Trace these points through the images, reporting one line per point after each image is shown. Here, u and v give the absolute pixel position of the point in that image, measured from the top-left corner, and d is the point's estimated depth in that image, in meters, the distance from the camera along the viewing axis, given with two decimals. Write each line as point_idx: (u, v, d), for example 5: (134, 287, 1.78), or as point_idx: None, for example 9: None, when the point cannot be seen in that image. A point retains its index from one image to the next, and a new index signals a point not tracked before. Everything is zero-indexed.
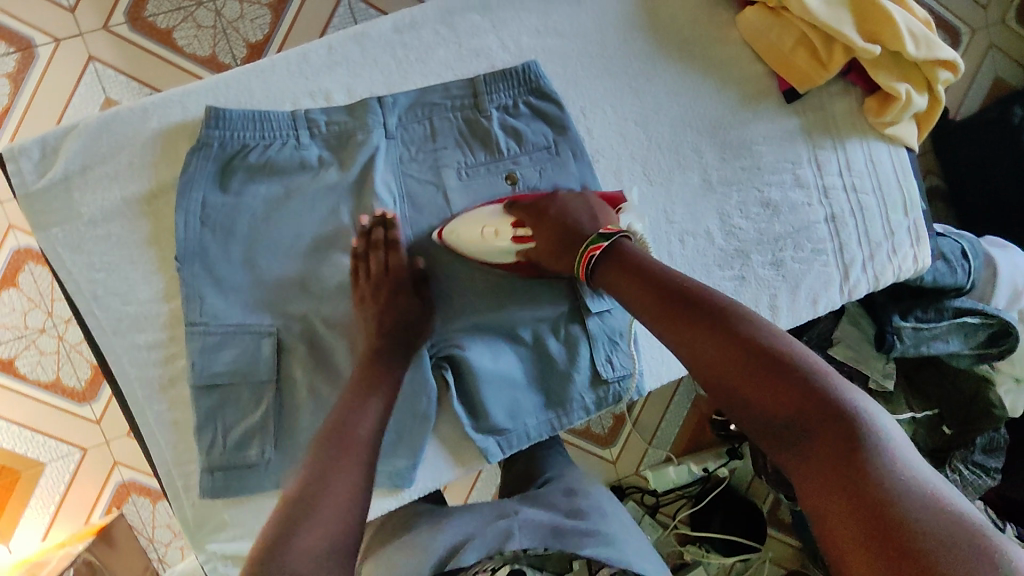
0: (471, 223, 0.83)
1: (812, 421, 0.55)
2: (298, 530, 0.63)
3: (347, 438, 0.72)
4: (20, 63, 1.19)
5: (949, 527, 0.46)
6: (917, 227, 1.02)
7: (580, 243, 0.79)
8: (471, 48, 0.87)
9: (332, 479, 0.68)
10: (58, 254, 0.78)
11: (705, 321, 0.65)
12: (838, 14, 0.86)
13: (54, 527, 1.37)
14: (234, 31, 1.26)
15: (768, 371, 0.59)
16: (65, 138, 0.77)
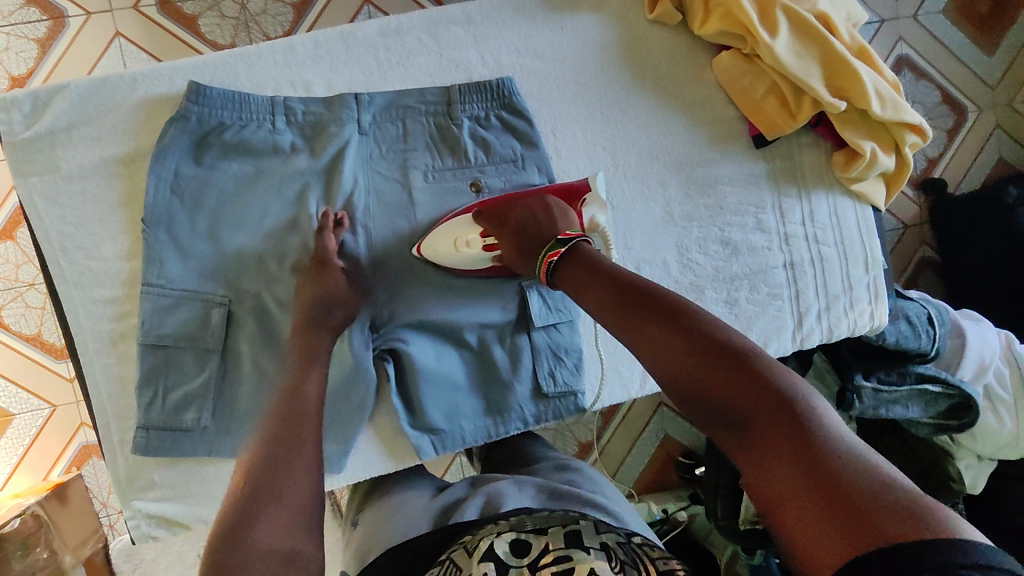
0: (443, 236, 0.87)
1: (757, 403, 0.53)
2: (263, 510, 0.61)
3: (297, 424, 0.72)
4: (50, 30, 1.25)
5: (881, 488, 0.44)
6: (876, 285, 1.03)
7: (540, 248, 0.80)
8: (451, 59, 0.91)
9: (290, 462, 0.67)
10: (34, 203, 0.82)
11: (654, 316, 0.64)
12: (807, 66, 0.89)
13: (14, 478, 1.40)
14: (255, 25, 1.32)
15: (717, 359, 0.57)
16: (55, 95, 0.81)
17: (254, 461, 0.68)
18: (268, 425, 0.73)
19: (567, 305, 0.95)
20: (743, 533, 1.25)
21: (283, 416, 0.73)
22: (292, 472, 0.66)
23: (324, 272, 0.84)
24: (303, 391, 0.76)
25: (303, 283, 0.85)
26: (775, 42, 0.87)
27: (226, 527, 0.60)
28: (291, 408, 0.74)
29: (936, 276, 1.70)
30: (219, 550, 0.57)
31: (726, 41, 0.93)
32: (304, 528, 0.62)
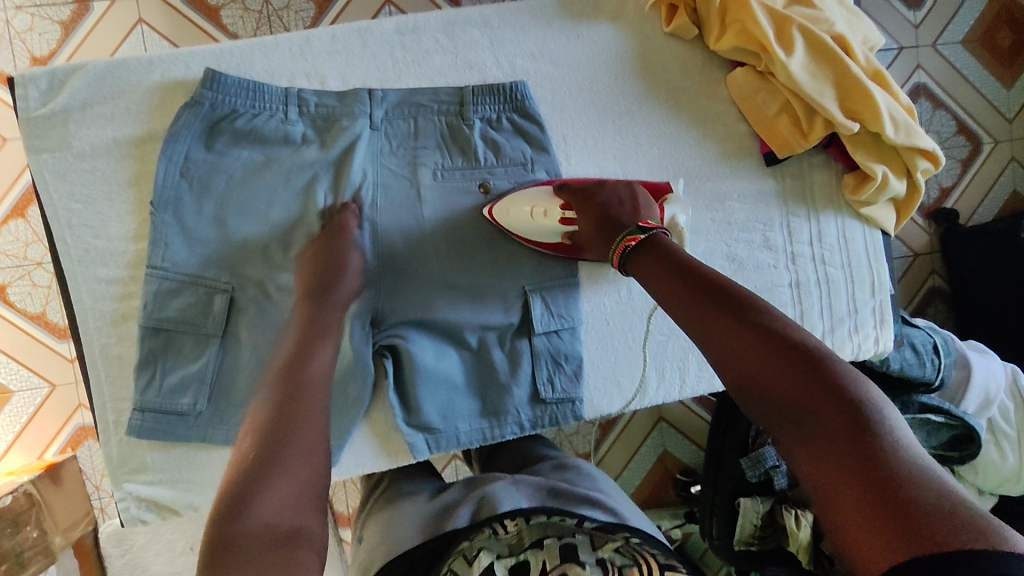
0: (520, 204, 0.88)
1: (822, 404, 0.54)
2: (271, 475, 0.59)
3: (302, 390, 0.68)
4: (74, 14, 1.27)
5: (937, 499, 0.45)
6: (882, 309, 1.02)
7: (619, 232, 0.81)
8: (465, 60, 0.92)
9: (297, 431, 0.64)
10: (44, 180, 0.83)
11: (722, 308, 0.65)
12: (821, 86, 0.89)
13: (10, 455, 1.40)
14: (278, 19, 1.34)
15: (787, 357, 0.58)
16: (72, 75, 0.82)
17: (258, 425, 0.64)
18: (273, 385, 0.69)
19: (568, 311, 0.95)
20: (737, 553, 1.22)
21: (287, 375, 0.70)
22: (296, 441, 0.63)
23: (336, 257, 0.83)
24: (307, 355, 0.73)
25: (309, 262, 0.84)
26: (789, 60, 0.87)
27: (228, 496, 0.57)
28: (295, 369, 0.71)
29: (945, 306, 1.68)
30: (220, 522, 0.54)
31: (740, 57, 0.93)
32: (311, 505, 0.60)
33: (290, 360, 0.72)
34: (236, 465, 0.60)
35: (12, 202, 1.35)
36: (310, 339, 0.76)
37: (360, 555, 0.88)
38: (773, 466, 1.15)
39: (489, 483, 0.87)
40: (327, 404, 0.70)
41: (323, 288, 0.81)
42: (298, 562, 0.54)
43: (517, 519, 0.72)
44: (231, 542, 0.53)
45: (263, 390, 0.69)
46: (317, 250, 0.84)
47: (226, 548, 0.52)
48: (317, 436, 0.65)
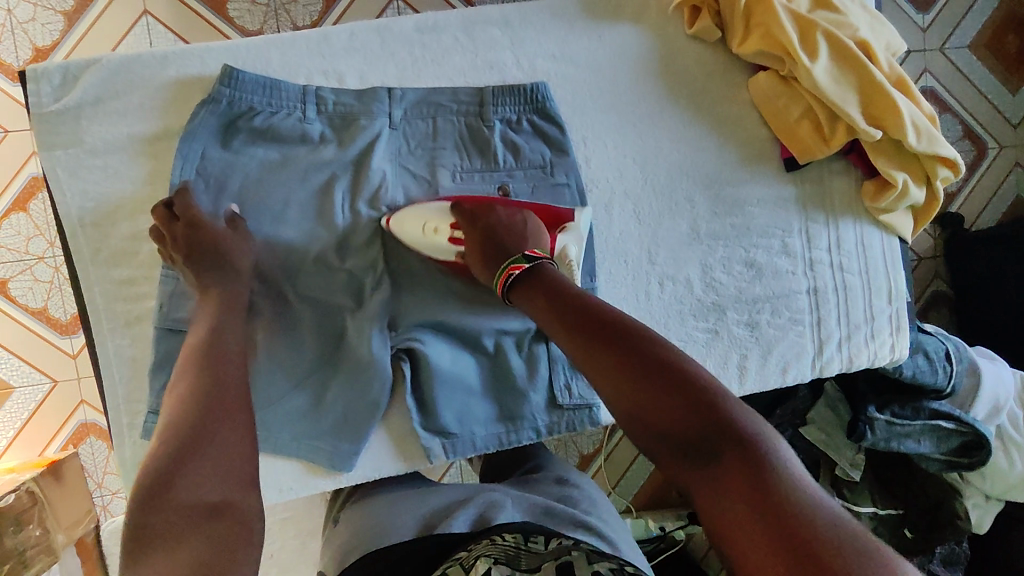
0: (414, 217, 0.84)
1: (715, 440, 0.54)
2: (181, 472, 0.64)
3: (222, 392, 0.72)
4: (77, 3, 1.30)
5: (837, 534, 0.46)
6: (898, 317, 1.03)
7: (504, 259, 0.78)
8: (485, 60, 0.89)
9: (216, 428, 0.69)
10: (56, 176, 0.81)
11: (611, 342, 0.65)
12: (845, 92, 0.87)
13: (9, 452, 1.43)
14: (285, 13, 1.38)
15: (675, 394, 0.58)
16: (86, 69, 0.80)
17: (170, 421, 0.69)
18: (182, 382, 0.72)
19: None
20: None
21: (201, 370, 0.73)
22: (217, 435, 0.68)
23: (215, 245, 0.80)
24: (225, 356, 0.75)
25: (187, 258, 0.80)
26: (814, 66, 0.86)
27: (144, 488, 0.63)
28: (211, 364, 0.74)
29: (948, 310, 1.69)
30: (137, 511, 0.61)
31: (763, 61, 0.91)
32: (236, 479, 0.67)
33: (202, 353, 0.75)
34: (150, 459, 0.65)
35: (13, 195, 1.35)
36: (217, 322, 0.77)
37: (336, 541, 0.88)
38: None
39: (488, 491, 0.88)
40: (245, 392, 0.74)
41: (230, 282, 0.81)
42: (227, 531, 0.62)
43: (517, 533, 0.72)
44: (142, 530, 0.60)
45: (181, 386, 0.72)
46: (194, 248, 0.79)
47: (144, 536, 0.59)
48: (239, 424, 0.71)
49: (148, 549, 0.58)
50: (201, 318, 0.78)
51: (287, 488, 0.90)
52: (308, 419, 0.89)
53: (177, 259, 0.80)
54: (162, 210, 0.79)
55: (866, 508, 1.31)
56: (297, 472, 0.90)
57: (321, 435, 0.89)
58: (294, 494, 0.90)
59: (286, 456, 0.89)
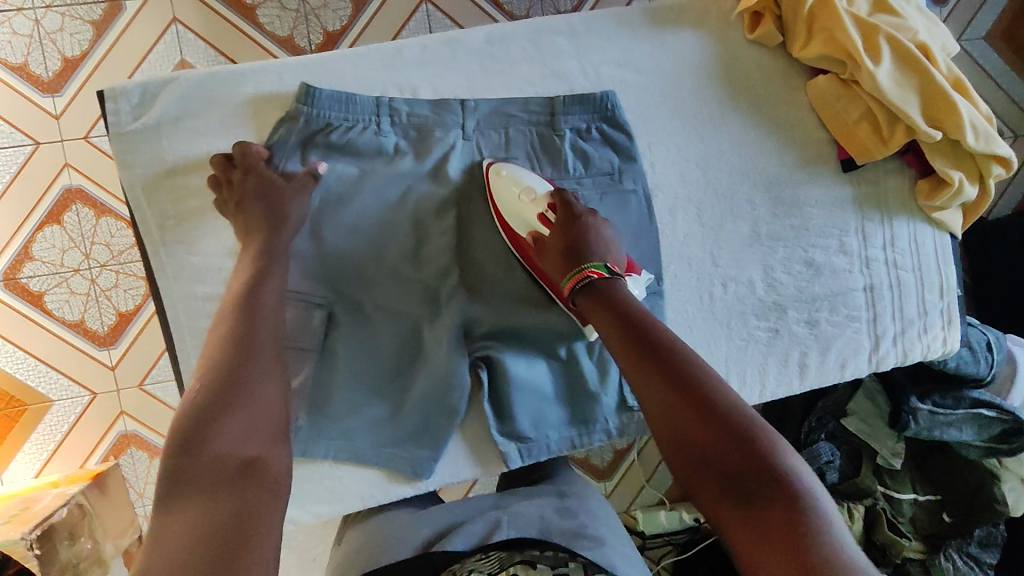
0: (514, 180, 0.87)
1: (761, 482, 0.57)
2: (217, 426, 0.63)
3: (257, 346, 0.69)
4: (106, 12, 1.30)
5: None
6: (950, 310, 1.05)
7: (585, 260, 0.80)
8: (553, 69, 0.91)
9: (248, 391, 0.66)
10: (137, 197, 0.81)
11: (665, 367, 0.67)
12: (906, 95, 0.89)
13: (49, 466, 1.42)
14: (315, 18, 1.38)
15: (725, 431, 0.61)
16: (166, 86, 0.81)
17: (203, 369, 0.67)
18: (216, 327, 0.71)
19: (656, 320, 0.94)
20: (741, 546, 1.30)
21: (237, 317, 0.71)
22: (252, 388, 0.67)
23: (269, 196, 0.79)
24: (262, 296, 0.73)
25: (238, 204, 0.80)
26: (878, 69, 0.88)
27: (182, 433, 0.61)
28: (248, 314, 0.71)
29: None
30: (176, 458, 0.60)
31: (824, 65, 0.93)
32: (266, 435, 0.66)
33: (240, 300, 0.72)
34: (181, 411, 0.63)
35: (47, 206, 1.34)
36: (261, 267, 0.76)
37: (343, 551, 0.91)
38: (826, 461, 1.36)
39: (486, 515, 0.86)
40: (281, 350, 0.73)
41: (279, 233, 0.79)
42: (260, 490, 0.62)
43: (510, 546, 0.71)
44: (177, 484, 0.58)
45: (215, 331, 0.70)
46: (251, 199, 0.79)
47: (179, 486, 0.58)
48: (273, 382, 0.69)
49: (179, 499, 0.57)
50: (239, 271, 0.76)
51: (369, 496, 0.93)
52: (388, 426, 0.91)
53: (229, 206, 0.80)
54: (220, 160, 0.80)
55: (906, 494, 1.35)
56: (377, 480, 0.92)
57: (401, 442, 0.91)
58: (375, 502, 0.92)
59: (367, 465, 0.91)
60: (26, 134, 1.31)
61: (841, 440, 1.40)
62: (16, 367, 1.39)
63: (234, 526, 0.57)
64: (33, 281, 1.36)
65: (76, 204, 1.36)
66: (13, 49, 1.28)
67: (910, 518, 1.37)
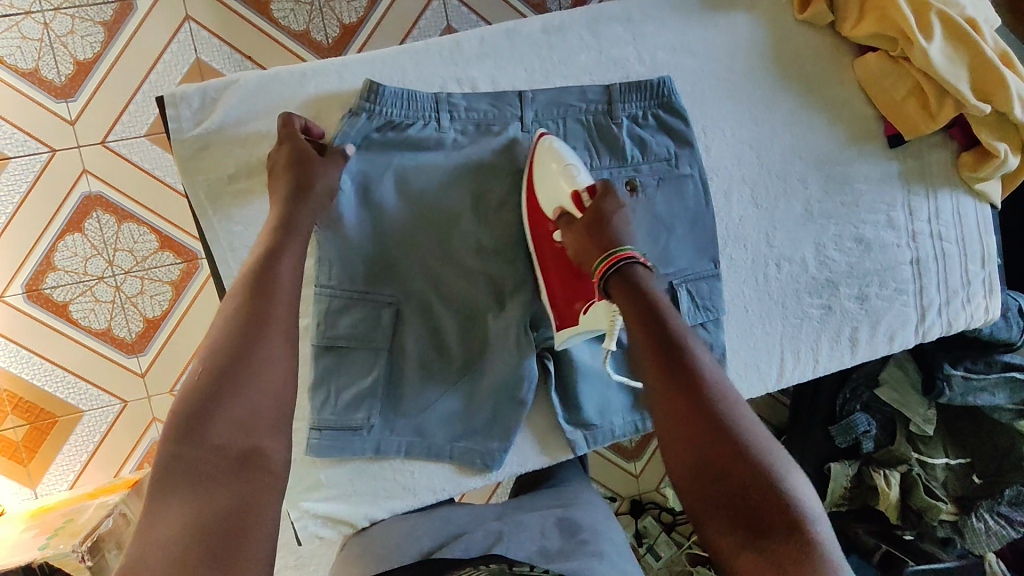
0: (559, 155, 0.84)
1: (765, 511, 0.59)
2: (222, 407, 0.62)
3: (267, 325, 0.67)
4: (117, 13, 1.23)
5: None
6: (991, 279, 1.07)
7: (617, 247, 0.75)
8: (610, 57, 0.91)
9: (252, 376, 0.64)
10: (201, 204, 0.81)
11: (681, 383, 0.66)
12: (956, 70, 0.90)
13: (83, 477, 1.39)
14: (330, 11, 1.31)
15: (735, 458, 0.62)
16: (225, 90, 0.80)
17: (209, 354, 0.64)
18: (228, 306, 0.67)
19: (713, 302, 0.94)
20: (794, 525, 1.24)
21: (252, 298, 0.67)
22: (257, 383, 0.64)
23: (308, 173, 0.77)
24: (275, 268, 0.70)
25: (280, 173, 0.77)
26: (930, 45, 0.89)
27: (184, 416, 0.60)
28: (261, 300, 0.68)
29: None
30: (175, 442, 0.59)
31: (874, 42, 0.94)
32: (270, 422, 0.64)
33: (253, 282, 0.68)
34: (185, 393, 0.62)
35: (67, 214, 1.29)
36: (275, 241, 0.72)
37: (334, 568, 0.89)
38: (863, 431, 1.36)
39: (486, 525, 0.87)
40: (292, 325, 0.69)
41: (301, 207, 0.76)
42: (257, 483, 0.61)
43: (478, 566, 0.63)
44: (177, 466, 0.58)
45: (228, 304, 0.68)
46: (290, 173, 0.76)
47: (177, 471, 0.58)
48: (280, 370, 0.66)
49: (169, 491, 0.57)
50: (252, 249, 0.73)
51: (441, 490, 0.93)
52: (457, 420, 0.91)
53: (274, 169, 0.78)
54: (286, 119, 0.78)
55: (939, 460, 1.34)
56: (447, 473, 0.93)
57: (472, 434, 0.92)
58: (447, 496, 0.93)
59: (438, 460, 0.92)
60: (41, 141, 1.25)
61: (874, 410, 1.39)
62: (43, 379, 1.35)
63: (223, 522, 0.56)
64: (57, 290, 1.32)
65: (96, 210, 1.30)
66: (23, 53, 1.22)
67: (942, 482, 1.35)
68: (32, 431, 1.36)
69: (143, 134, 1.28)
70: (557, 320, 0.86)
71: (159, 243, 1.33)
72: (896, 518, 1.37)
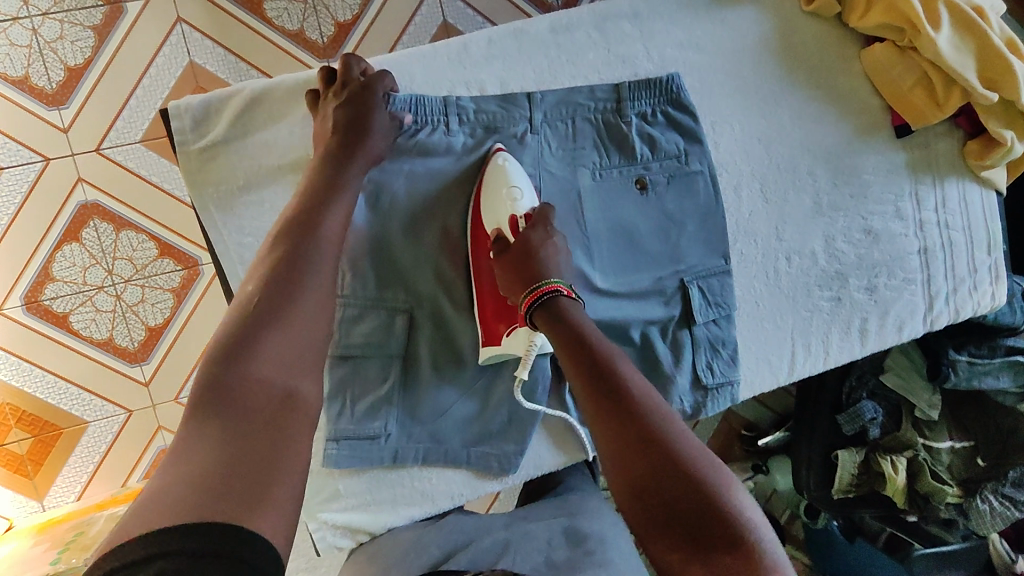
0: (506, 174, 0.83)
1: (708, 529, 0.55)
2: (269, 334, 0.61)
3: (308, 266, 0.67)
4: (107, 17, 1.20)
5: None
6: (997, 266, 1.07)
7: (540, 281, 0.75)
8: (618, 54, 0.91)
9: (294, 312, 0.64)
10: (209, 216, 0.80)
11: (613, 403, 0.64)
12: (964, 59, 0.90)
13: (90, 487, 1.38)
14: (324, 8, 1.29)
15: (672, 474, 0.57)
16: (230, 99, 0.79)
17: (258, 288, 0.64)
18: (272, 254, 0.68)
19: (725, 298, 0.94)
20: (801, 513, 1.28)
21: (299, 240, 0.69)
22: (296, 316, 0.64)
23: (362, 127, 0.77)
24: (326, 209, 0.72)
25: (333, 117, 0.77)
26: (938, 36, 0.89)
27: (230, 342, 0.60)
28: (308, 242, 0.69)
29: None
30: (219, 364, 0.58)
31: (881, 33, 0.94)
32: (304, 372, 0.63)
33: (302, 226, 0.70)
34: (229, 325, 0.62)
35: (64, 224, 1.27)
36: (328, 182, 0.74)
37: None
38: (870, 419, 1.33)
39: (492, 534, 0.87)
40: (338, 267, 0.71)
41: (350, 163, 0.76)
42: (291, 430, 0.58)
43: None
44: (223, 387, 0.57)
45: (278, 241, 0.69)
46: (346, 113, 0.77)
47: (222, 392, 0.56)
48: (320, 324, 0.66)
49: (209, 415, 0.55)
50: (295, 203, 0.73)
51: (458, 494, 0.93)
52: (473, 424, 0.91)
53: (321, 122, 0.78)
54: (329, 73, 0.79)
55: (944, 444, 1.32)
56: (464, 478, 0.93)
57: (487, 439, 0.91)
58: (465, 500, 0.93)
59: (455, 465, 0.91)
60: (35, 150, 1.22)
61: (880, 398, 1.37)
62: (46, 392, 1.33)
63: (257, 462, 0.53)
64: (56, 302, 1.30)
65: (94, 219, 1.28)
66: (11, 61, 1.19)
67: (947, 466, 1.33)
68: (36, 444, 1.34)
69: (139, 140, 1.26)
70: (483, 335, 0.86)
71: (158, 250, 1.32)
72: (904, 503, 1.35)
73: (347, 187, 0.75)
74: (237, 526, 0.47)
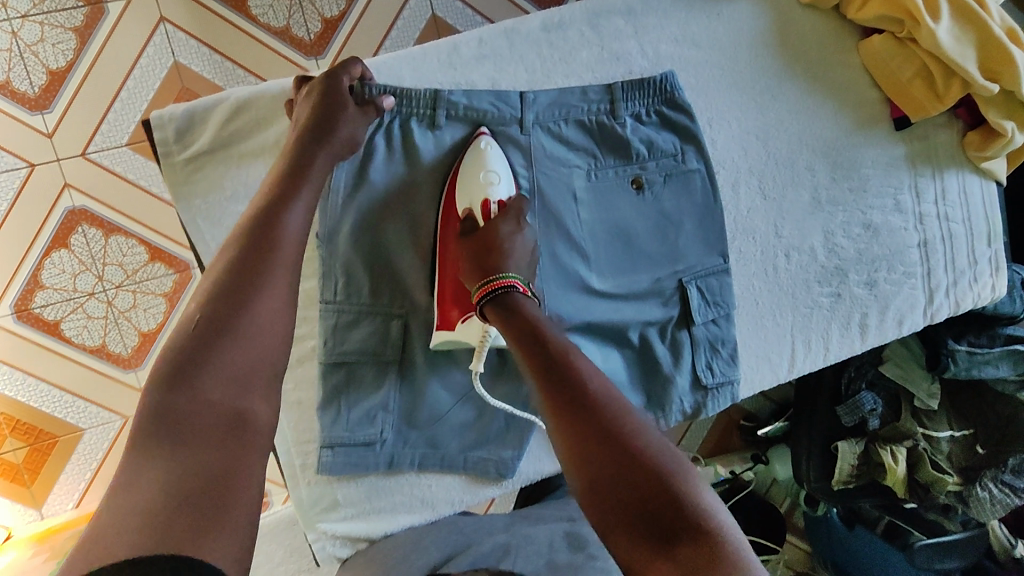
0: (484, 159, 0.82)
1: (669, 515, 0.53)
2: (213, 355, 0.59)
3: (259, 276, 0.64)
4: (88, 17, 1.17)
5: None
6: (997, 257, 1.06)
7: (495, 276, 0.75)
8: (612, 52, 0.90)
9: (243, 326, 0.61)
10: (197, 227, 0.78)
11: (569, 395, 0.63)
12: (964, 49, 0.89)
13: (88, 495, 1.36)
14: (310, 5, 1.26)
15: (630, 462, 0.57)
16: (213, 109, 0.77)
17: (204, 302, 0.62)
18: (224, 258, 0.65)
19: (724, 298, 0.93)
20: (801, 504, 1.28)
21: (249, 249, 0.65)
22: (247, 331, 0.61)
23: (327, 126, 0.74)
24: (280, 212, 0.68)
25: (302, 117, 0.74)
26: (937, 27, 0.87)
27: (172, 364, 0.58)
28: (262, 247, 0.65)
29: None
30: (162, 390, 0.56)
31: (880, 24, 0.93)
32: (262, 381, 0.62)
33: (256, 232, 0.66)
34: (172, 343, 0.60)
35: (52, 230, 1.24)
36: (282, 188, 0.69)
37: None
38: (870, 410, 1.32)
39: (492, 537, 0.87)
40: (296, 274, 0.67)
41: (315, 157, 0.72)
42: (245, 445, 0.57)
43: None
44: (168, 415, 0.55)
45: (228, 249, 0.66)
46: (314, 112, 0.74)
47: (166, 419, 0.55)
48: (276, 326, 0.64)
49: (153, 449, 0.53)
50: (256, 198, 0.70)
51: (457, 501, 0.92)
52: (470, 430, 0.90)
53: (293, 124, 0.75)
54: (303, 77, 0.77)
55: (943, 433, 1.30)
56: (462, 484, 0.92)
57: (485, 444, 0.90)
58: (465, 506, 0.92)
59: (453, 472, 0.91)
60: (18, 156, 1.20)
61: (879, 387, 1.36)
62: (40, 400, 1.31)
63: (205, 483, 0.53)
64: (46, 309, 1.27)
65: (82, 225, 1.26)
66: None
67: (947, 454, 1.31)
68: (32, 453, 1.32)
69: (125, 143, 1.23)
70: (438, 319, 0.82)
71: (149, 255, 1.30)
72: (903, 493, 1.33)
73: (307, 190, 0.71)
74: (189, 558, 0.47)
